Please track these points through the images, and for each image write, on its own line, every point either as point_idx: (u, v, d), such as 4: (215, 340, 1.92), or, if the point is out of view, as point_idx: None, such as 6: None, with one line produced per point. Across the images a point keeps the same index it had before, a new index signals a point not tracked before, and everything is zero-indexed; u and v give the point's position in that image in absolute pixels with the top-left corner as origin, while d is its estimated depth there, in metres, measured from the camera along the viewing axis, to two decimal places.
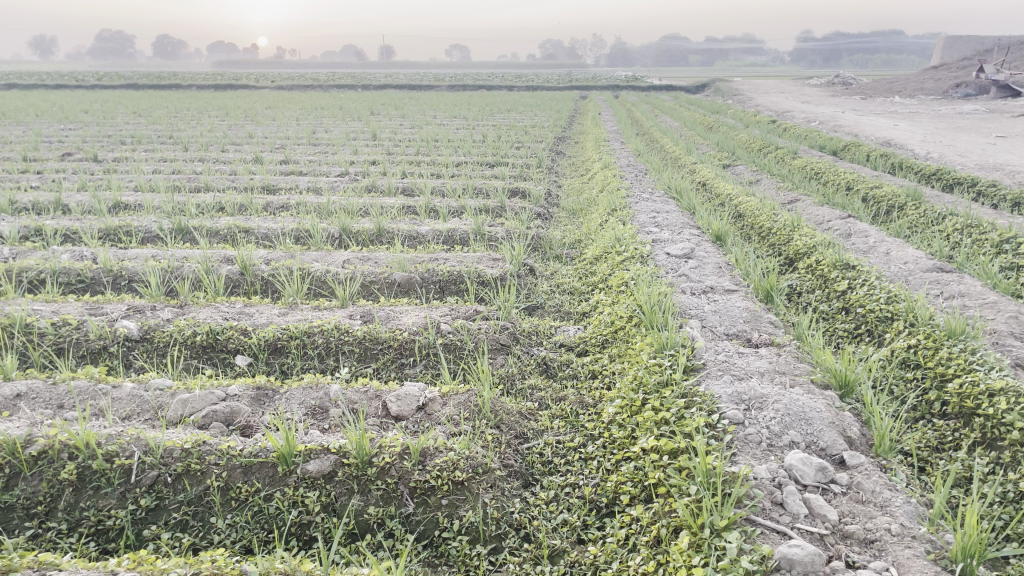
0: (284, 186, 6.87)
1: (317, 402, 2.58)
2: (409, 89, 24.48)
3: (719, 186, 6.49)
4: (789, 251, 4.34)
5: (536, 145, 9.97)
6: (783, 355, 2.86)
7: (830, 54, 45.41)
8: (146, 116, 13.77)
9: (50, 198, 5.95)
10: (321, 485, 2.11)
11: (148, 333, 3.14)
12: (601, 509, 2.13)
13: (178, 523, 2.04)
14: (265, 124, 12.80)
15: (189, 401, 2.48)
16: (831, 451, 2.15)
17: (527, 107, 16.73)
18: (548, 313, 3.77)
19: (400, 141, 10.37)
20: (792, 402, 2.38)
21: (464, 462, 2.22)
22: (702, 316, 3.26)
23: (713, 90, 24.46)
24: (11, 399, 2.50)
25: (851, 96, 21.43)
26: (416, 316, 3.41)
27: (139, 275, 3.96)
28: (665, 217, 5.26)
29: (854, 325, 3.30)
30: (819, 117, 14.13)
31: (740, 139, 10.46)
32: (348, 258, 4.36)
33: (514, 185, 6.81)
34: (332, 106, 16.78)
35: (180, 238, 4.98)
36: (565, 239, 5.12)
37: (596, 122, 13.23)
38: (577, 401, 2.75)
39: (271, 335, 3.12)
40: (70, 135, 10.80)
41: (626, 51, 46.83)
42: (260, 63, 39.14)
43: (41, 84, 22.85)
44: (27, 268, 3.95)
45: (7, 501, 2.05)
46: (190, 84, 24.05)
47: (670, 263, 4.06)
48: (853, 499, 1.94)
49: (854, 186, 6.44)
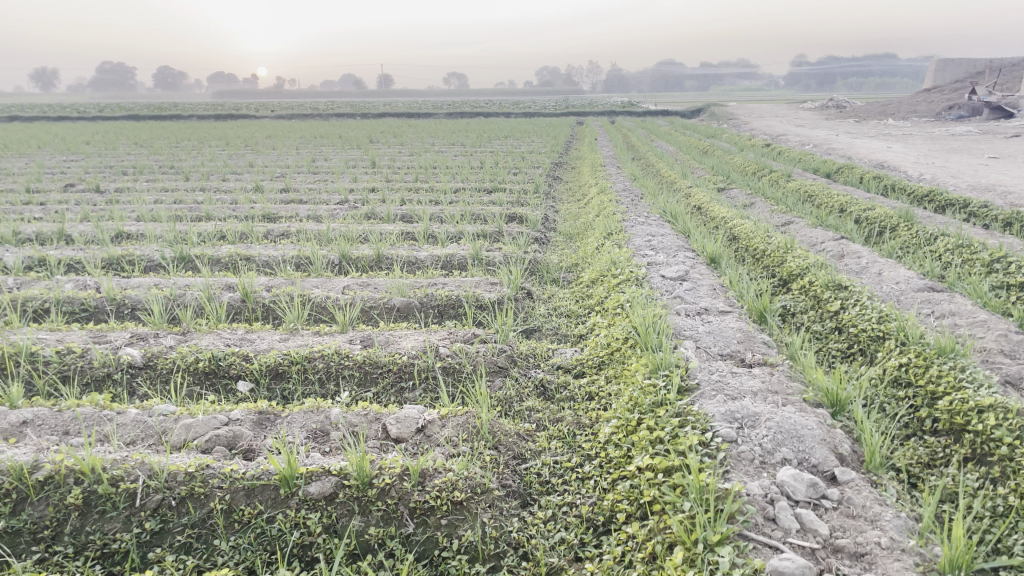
0: (285, 214, 6.95)
1: (318, 426, 2.63)
2: (407, 118, 24.64)
3: (714, 209, 6.57)
4: (782, 273, 4.40)
5: (533, 170, 10.07)
6: (776, 375, 2.91)
7: (824, 77, 45.80)
8: (147, 147, 13.91)
9: (54, 228, 6.02)
10: (323, 507, 2.15)
11: (151, 360, 3.19)
12: (598, 527, 2.17)
13: (182, 546, 2.07)
14: (265, 153, 12.92)
15: (192, 426, 2.53)
16: (823, 467, 2.20)
17: (524, 134, 16.88)
18: (545, 336, 3.82)
19: (398, 168, 10.48)
20: (783, 420, 2.42)
21: (463, 483, 2.26)
22: (696, 337, 3.31)
23: (708, 115, 24.69)
24: (17, 426, 2.54)
25: (846, 119, 21.63)
26: (415, 340, 3.46)
27: (142, 303, 4.02)
28: (660, 240, 5.33)
29: (846, 345, 3.35)
30: (812, 140, 14.26)
31: (736, 162, 10.57)
32: (348, 284, 4.42)
33: (511, 211, 6.89)
34: (332, 135, 16.95)
35: (182, 266, 5.03)
36: (562, 263, 5.19)
37: (592, 148, 13.36)
38: (575, 422, 2.79)
39: (272, 359, 3.17)
40: (71, 166, 10.87)
41: (622, 78, 47.32)
42: (259, 94, 39.56)
43: (42, 117, 23.01)
44: (31, 298, 4.00)
45: (14, 526, 2.07)
46: (191, 114, 24.31)
47: (665, 286, 4.12)
48: (844, 513, 1.97)
49: (847, 209, 6.52)
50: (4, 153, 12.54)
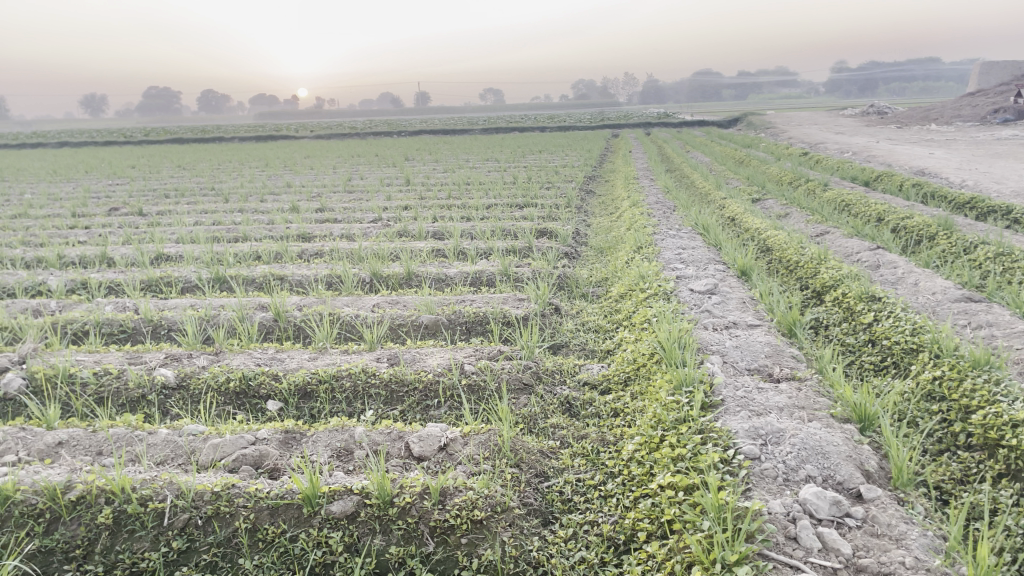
0: (319, 233, 7.06)
1: (342, 445, 2.65)
2: (443, 135, 24.81)
3: (748, 220, 6.49)
4: (815, 284, 4.34)
5: (566, 185, 10.07)
6: (803, 390, 2.86)
7: (864, 83, 45.11)
8: (190, 169, 14.23)
9: (97, 251, 6.19)
10: (345, 526, 2.16)
11: (184, 380, 3.26)
12: (619, 546, 2.14)
13: (207, 565, 2.10)
14: (303, 173, 13.12)
15: (220, 446, 2.58)
16: (849, 485, 2.15)
17: (559, 148, 16.90)
18: (572, 352, 3.81)
19: (432, 186, 10.56)
20: (808, 437, 2.38)
21: (483, 501, 2.26)
22: (724, 352, 3.27)
23: (745, 124, 24.49)
24: (53, 447, 2.61)
25: (888, 125, 21.26)
26: (441, 357, 3.49)
27: (177, 324, 4.11)
28: (690, 253, 5.29)
29: (880, 358, 3.28)
30: (852, 148, 14.02)
31: (771, 172, 10.45)
32: (377, 303, 4.48)
33: (542, 226, 6.91)
34: (370, 154, 17.19)
35: (217, 287, 5.14)
36: (592, 277, 5.18)
37: (626, 160, 13.33)
38: (599, 439, 2.78)
39: (301, 379, 3.21)
40: (115, 190, 11.16)
41: (658, 89, 47.14)
42: (298, 113, 40.30)
43: (90, 142, 23.74)
44: (71, 321, 4.11)
45: (47, 545, 2.12)
46: (233, 136, 24.83)
47: (693, 299, 4.09)
48: (868, 532, 1.93)
49: (884, 218, 6.41)
50: (53, 178, 12.95)
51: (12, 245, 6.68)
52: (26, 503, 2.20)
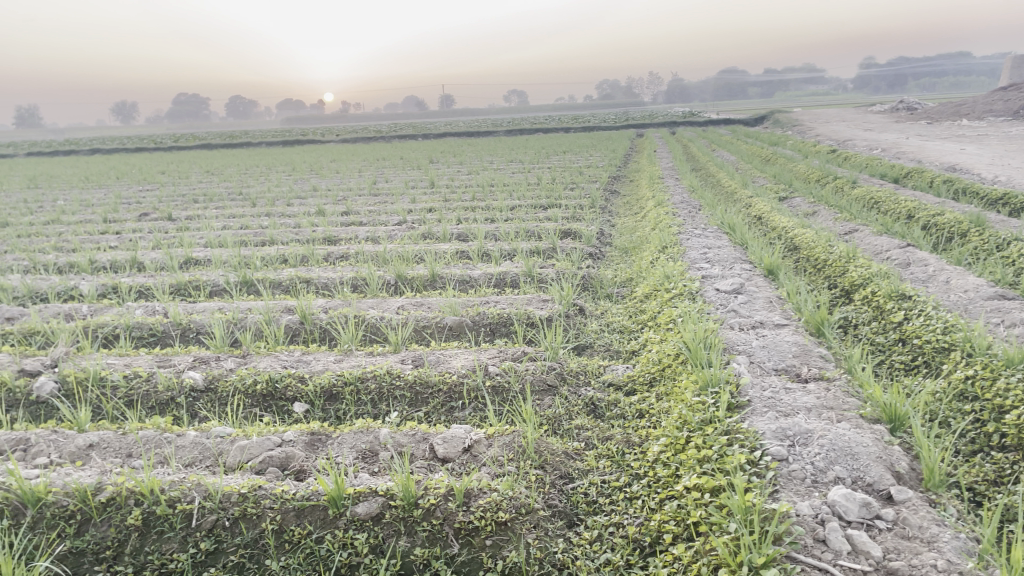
0: (345, 236, 7.10)
1: (367, 446, 2.66)
2: (467, 137, 24.88)
3: (775, 219, 6.42)
4: (844, 283, 4.28)
5: (590, 185, 10.05)
6: (832, 390, 2.82)
7: (893, 79, 44.49)
8: (218, 174, 14.39)
9: (127, 257, 6.28)
10: (370, 528, 2.17)
11: (212, 383, 3.29)
12: (645, 548, 2.12)
13: (235, 566, 2.11)
14: (329, 177, 13.22)
15: (247, 448, 2.60)
16: (879, 486, 2.12)
17: (583, 148, 16.85)
18: (597, 353, 3.79)
19: (457, 188, 10.59)
20: (837, 437, 2.35)
21: (507, 503, 2.26)
22: (750, 352, 3.24)
23: (772, 122, 24.26)
24: (84, 449, 2.65)
25: (918, 121, 20.94)
26: (465, 359, 3.49)
27: (206, 327, 4.16)
28: (716, 253, 5.24)
29: (910, 357, 3.22)
30: (881, 144, 13.82)
31: (799, 170, 10.34)
32: (402, 304, 4.50)
33: (566, 227, 6.89)
34: (395, 157, 17.28)
35: (245, 290, 5.19)
36: (617, 277, 5.16)
37: (651, 160, 13.26)
38: (624, 440, 2.76)
39: (327, 381, 3.24)
40: (146, 196, 11.32)
41: (684, 88, 46.85)
42: (325, 117, 40.65)
43: (121, 149, 24.14)
44: (102, 325, 4.18)
45: (78, 546, 2.15)
46: (260, 141, 25.09)
47: (719, 299, 4.05)
48: (898, 535, 1.90)
49: (914, 215, 6.31)
50: (85, 185, 13.17)
51: (45, 251, 6.80)
52: (57, 504, 2.23)
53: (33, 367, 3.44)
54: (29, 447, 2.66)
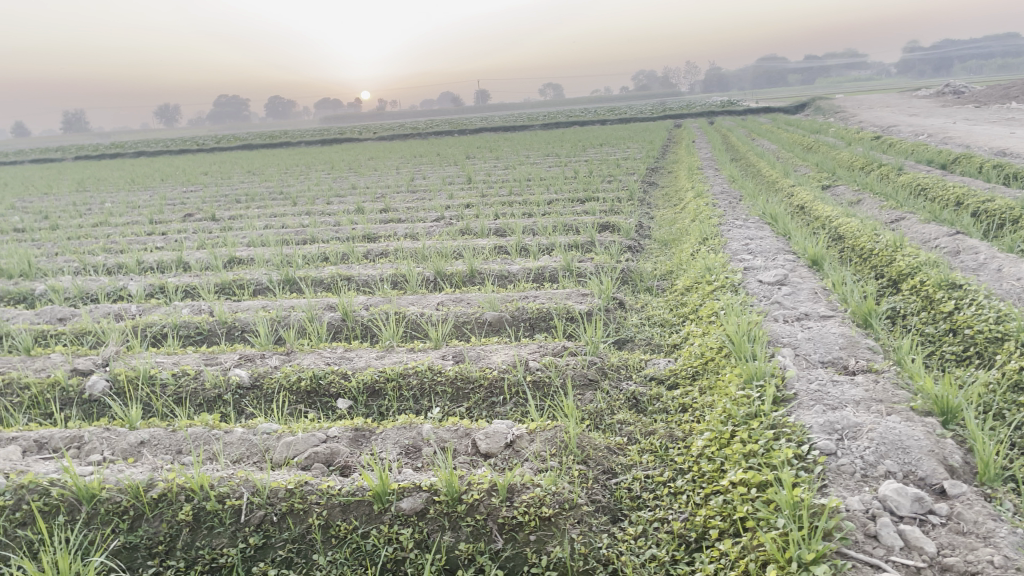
0: (384, 233, 7.15)
1: (410, 442, 2.69)
2: (503, 132, 24.92)
3: (818, 208, 6.31)
4: (892, 273, 4.19)
5: (628, 177, 9.98)
6: (881, 382, 2.76)
7: (939, 62, 43.39)
8: (259, 175, 14.60)
9: (173, 256, 6.40)
10: (414, 523, 2.18)
11: (257, 380, 3.34)
12: (690, 543, 2.10)
13: (284, 561, 2.14)
14: (367, 175, 13.34)
15: (293, 444, 2.63)
16: (931, 481, 2.07)
17: (621, 140, 16.75)
18: (638, 347, 3.77)
19: (494, 183, 10.60)
20: (887, 431, 2.30)
21: (551, 498, 2.26)
22: (795, 345, 3.18)
23: (814, 109, 23.82)
24: (135, 446, 2.71)
25: (966, 105, 20.39)
26: (505, 354, 3.50)
27: (251, 325, 4.22)
28: (758, 244, 5.17)
29: (962, 348, 3.14)
30: (927, 130, 13.49)
31: (842, 158, 10.14)
32: (442, 300, 4.52)
33: (605, 220, 6.85)
34: (432, 153, 17.37)
35: (287, 288, 5.26)
36: (657, 270, 5.11)
37: (690, 150, 13.12)
38: (667, 434, 2.74)
39: (369, 377, 3.26)
40: (190, 197, 11.55)
41: (722, 77, 46.24)
42: (362, 116, 40.98)
43: (164, 151, 24.62)
44: (151, 323, 4.27)
45: (132, 541, 2.20)
46: (299, 141, 25.42)
47: (763, 291, 3.99)
48: (953, 530, 1.85)
49: (963, 202, 6.14)
50: (132, 187, 13.47)
51: (94, 252, 6.97)
52: (111, 501, 2.28)
53: (85, 365, 3.53)
54: (83, 444, 2.73)
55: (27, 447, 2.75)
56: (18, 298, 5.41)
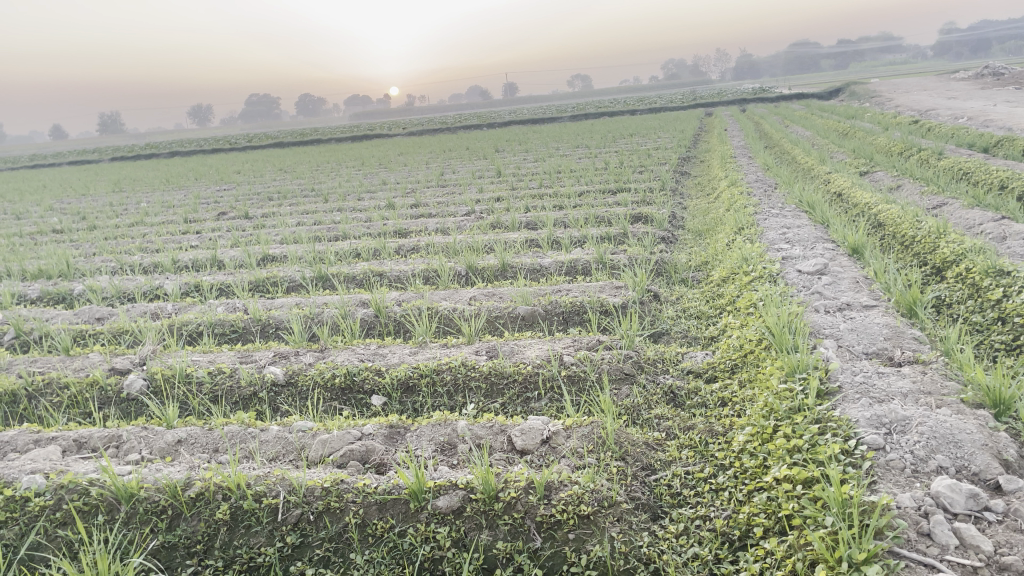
0: (415, 228, 7.14)
1: (445, 439, 2.66)
2: (532, 124, 24.85)
3: (856, 195, 6.18)
4: (935, 260, 4.07)
5: (659, 167, 9.87)
6: (929, 373, 2.67)
7: (977, 43, 42.39)
8: (291, 172, 14.71)
9: (208, 255, 6.46)
10: (451, 521, 2.15)
11: (292, 377, 3.34)
12: (733, 542, 2.05)
13: (321, 560, 2.11)
14: (398, 170, 13.37)
15: (328, 442, 2.62)
16: (986, 476, 1.99)
17: (651, 130, 16.57)
18: (674, 340, 3.70)
19: (525, 176, 10.55)
20: (938, 424, 2.22)
21: (589, 496, 2.22)
22: (838, 336, 3.10)
23: (848, 95, 23.39)
24: (173, 445, 2.72)
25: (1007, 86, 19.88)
26: (539, 349, 3.45)
27: (285, 322, 4.23)
28: (795, 232, 5.07)
29: (1012, 336, 3.03)
30: (966, 112, 13.16)
31: (880, 142, 9.93)
32: (474, 295, 4.48)
33: (637, 211, 6.77)
34: (462, 147, 17.34)
35: (321, 285, 5.28)
36: (691, 262, 5.03)
37: (721, 138, 12.95)
38: (706, 429, 2.68)
39: (403, 373, 3.25)
40: (223, 195, 11.66)
41: (752, 65, 45.64)
42: (390, 112, 41.16)
43: (198, 150, 24.96)
44: (187, 322, 4.29)
45: (170, 540, 2.19)
46: (328, 138, 25.58)
47: (802, 282, 3.89)
48: (1011, 527, 1.78)
49: (1008, 185, 5.98)
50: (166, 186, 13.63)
51: (131, 252, 7.06)
52: (149, 500, 2.29)
53: (123, 365, 3.56)
54: (122, 443, 2.75)
55: (67, 447, 2.77)
56: (57, 299, 5.49)
